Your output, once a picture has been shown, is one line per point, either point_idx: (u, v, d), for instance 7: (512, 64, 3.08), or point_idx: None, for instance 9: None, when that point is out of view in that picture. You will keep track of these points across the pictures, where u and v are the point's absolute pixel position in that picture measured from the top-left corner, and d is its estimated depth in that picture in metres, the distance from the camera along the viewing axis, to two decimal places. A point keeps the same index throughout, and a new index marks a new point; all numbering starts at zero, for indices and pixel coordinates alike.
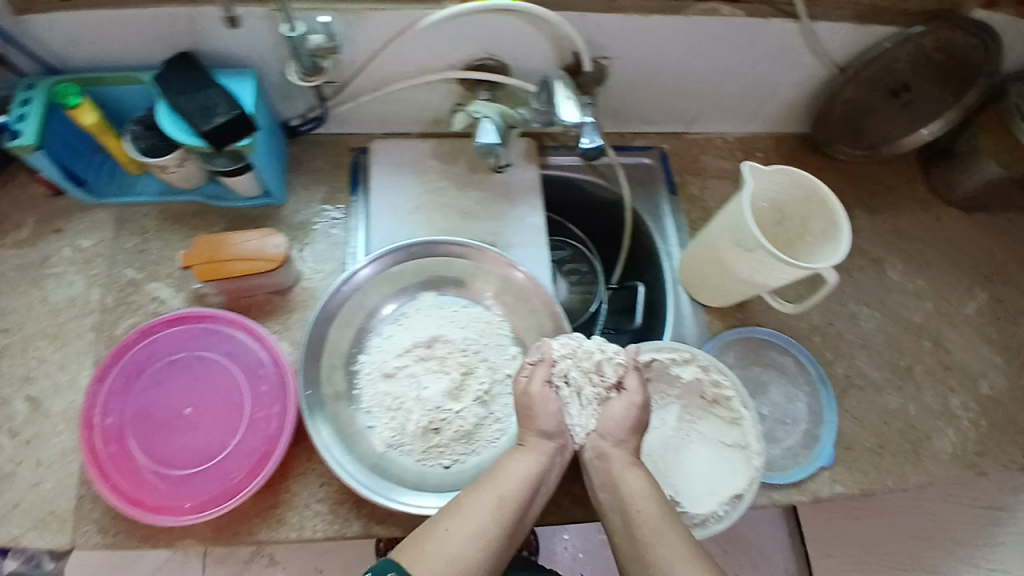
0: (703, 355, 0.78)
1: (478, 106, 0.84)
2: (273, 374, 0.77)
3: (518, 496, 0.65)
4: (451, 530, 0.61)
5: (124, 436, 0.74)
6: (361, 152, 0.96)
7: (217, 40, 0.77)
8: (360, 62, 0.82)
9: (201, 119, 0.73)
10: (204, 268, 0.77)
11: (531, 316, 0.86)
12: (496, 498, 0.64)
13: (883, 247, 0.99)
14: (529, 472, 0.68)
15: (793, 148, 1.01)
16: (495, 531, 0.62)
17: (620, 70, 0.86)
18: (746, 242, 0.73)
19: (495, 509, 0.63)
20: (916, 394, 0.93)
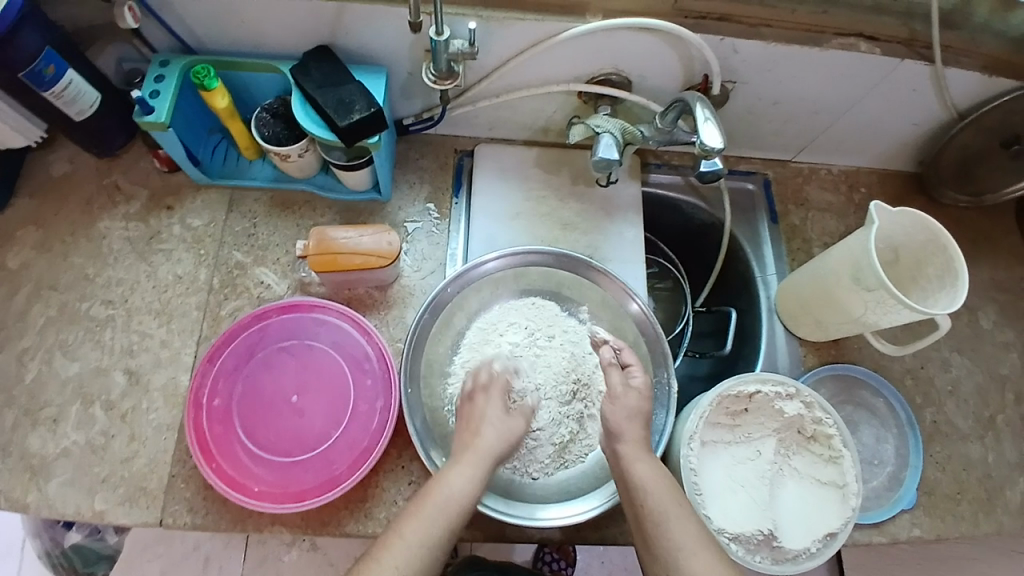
0: (808, 391, 0.76)
1: (600, 121, 0.84)
2: (378, 368, 0.76)
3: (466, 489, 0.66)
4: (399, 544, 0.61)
5: (231, 417, 0.74)
6: (466, 155, 0.96)
7: (358, 38, 0.79)
8: (489, 68, 0.83)
9: (339, 112, 0.74)
10: (320, 259, 0.78)
11: (630, 334, 0.86)
12: (441, 508, 0.64)
13: (977, 296, 0.98)
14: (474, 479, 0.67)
15: (894, 187, 1.01)
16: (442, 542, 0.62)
17: (742, 96, 0.87)
18: (866, 281, 0.73)
19: (441, 521, 0.63)
20: (1001, 446, 0.92)
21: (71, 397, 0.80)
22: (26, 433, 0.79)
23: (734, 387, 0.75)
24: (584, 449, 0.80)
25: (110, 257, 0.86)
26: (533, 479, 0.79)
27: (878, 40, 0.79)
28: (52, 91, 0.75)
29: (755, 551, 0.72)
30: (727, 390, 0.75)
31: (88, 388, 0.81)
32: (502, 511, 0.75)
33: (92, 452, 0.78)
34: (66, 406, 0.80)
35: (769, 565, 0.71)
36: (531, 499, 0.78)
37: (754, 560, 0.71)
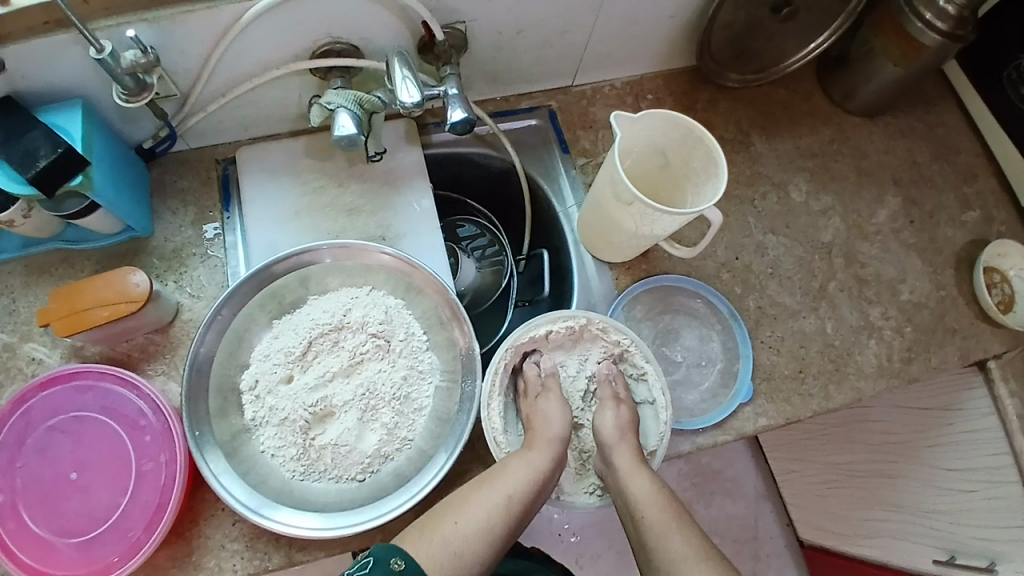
0: (599, 317, 0.75)
1: (331, 97, 0.78)
2: (156, 422, 0.72)
3: (525, 496, 0.64)
4: (460, 523, 0.60)
5: (16, 510, 0.70)
6: (228, 163, 0.90)
7: (37, 75, 0.71)
8: (195, 70, 0.76)
9: (24, 165, 0.68)
10: (64, 322, 0.72)
11: (430, 307, 0.83)
12: (505, 498, 0.63)
13: (786, 170, 0.96)
14: (534, 469, 0.65)
15: (683, 83, 0.98)
16: (501, 526, 0.62)
17: (480, 34, 0.82)
18: (624, 196, 0.70)
19: (504, 503, 0.63)
20: (834, 313, 0.91)
21: None
22: None
23: (525, 333, 0.74)
24: (406, 435, 0.77)
25: None
26: (360, 481, 0.76)
27: None
28: None
29: (571, 492, 0.73)
30: (518, 338, 0.75)
31: None
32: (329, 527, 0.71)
33: None
34: None
35: (588, 502, 0.72)
36: (355, 504, 0.74)
37: (570, 498, 0.73)
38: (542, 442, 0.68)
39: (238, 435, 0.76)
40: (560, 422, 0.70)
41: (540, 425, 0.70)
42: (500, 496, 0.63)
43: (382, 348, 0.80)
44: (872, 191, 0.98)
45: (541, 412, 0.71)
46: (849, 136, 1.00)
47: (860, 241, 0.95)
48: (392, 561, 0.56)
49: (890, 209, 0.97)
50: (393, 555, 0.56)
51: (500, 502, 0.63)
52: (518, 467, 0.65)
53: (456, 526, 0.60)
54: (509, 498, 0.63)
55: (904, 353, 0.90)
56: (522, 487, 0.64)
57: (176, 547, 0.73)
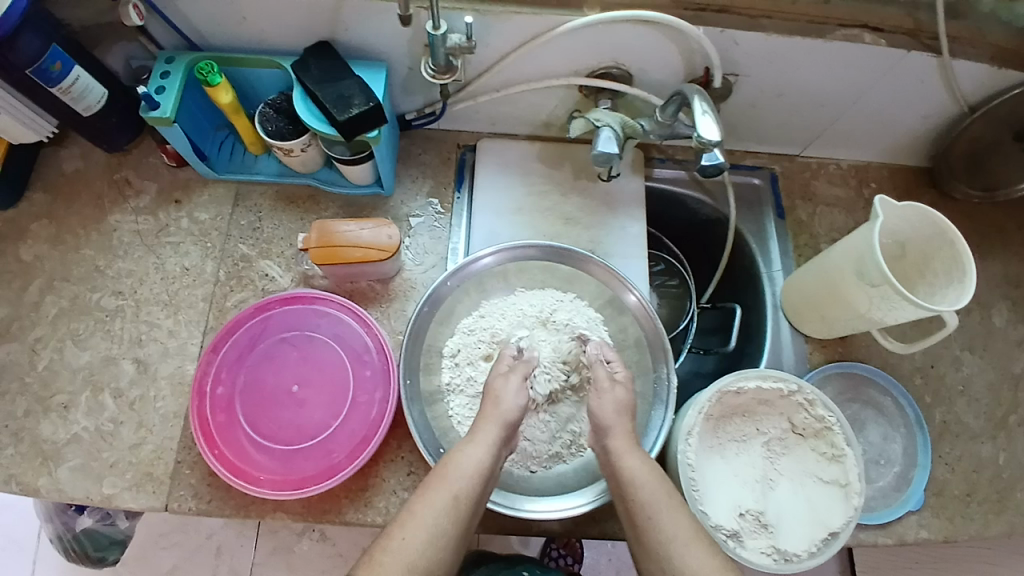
0: (810, 388, 0.76)
1: (600, 115, 0.83)
2: (378, 360, 0.77)
3: (472, 489, 0.65)
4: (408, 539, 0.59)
5: (234, 405, 0.76)
6: (468, 150, 0.97)
7: (359, 31, 0.80)
8: (489, 62, 0.83)
9: (338, 107, 0.75)
10: (320, 252, 0.79)
11: (631, 328, 0.86)
12: (452, 497, 0.63)
13: (992, 293, 0.96)
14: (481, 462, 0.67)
15: (906, 180, 0.99)
16: (451, 527, 0.62)
17: (745, 90, 0.87)
18: (869, 277, 0.72)
19: (455, 503, 0.63)
20: (1013, 447, 0.89)
21: (81, 385, 0.82)
22: (39, 420, 0.81)
23: (734, 383, 0.76)
24: (585, 441, 0.81)
25: (120, 250, 0.88)
26: (532, 472, 0.79)
27: (882, 31, 0.78)
28: (59, 88, 0.76)
29: (749, 546, 0.72)
30: (725, 386, 0.76)
31: (98, 377, 0.83)
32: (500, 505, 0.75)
33: (101, 440, 0.80)
34: (76, 395, 0.82)
35: (764, 563, 0.71)
36: (526, 490, 0.78)
37: (749, 553, 0.72)
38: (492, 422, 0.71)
39: (434, 396, 0.81)
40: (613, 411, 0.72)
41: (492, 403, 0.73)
42: (447, 494, 0.63)
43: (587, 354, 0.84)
44: None
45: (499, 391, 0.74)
46: None
47: None
48: None
49: None
50: None
51: (451, 498, 0.63)
52: (466, 458, 0.67)
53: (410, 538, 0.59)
54: (463, 493, 0.64)
55: None
56: (469, 485, 0.65)
57: (353, 481, 0.77)
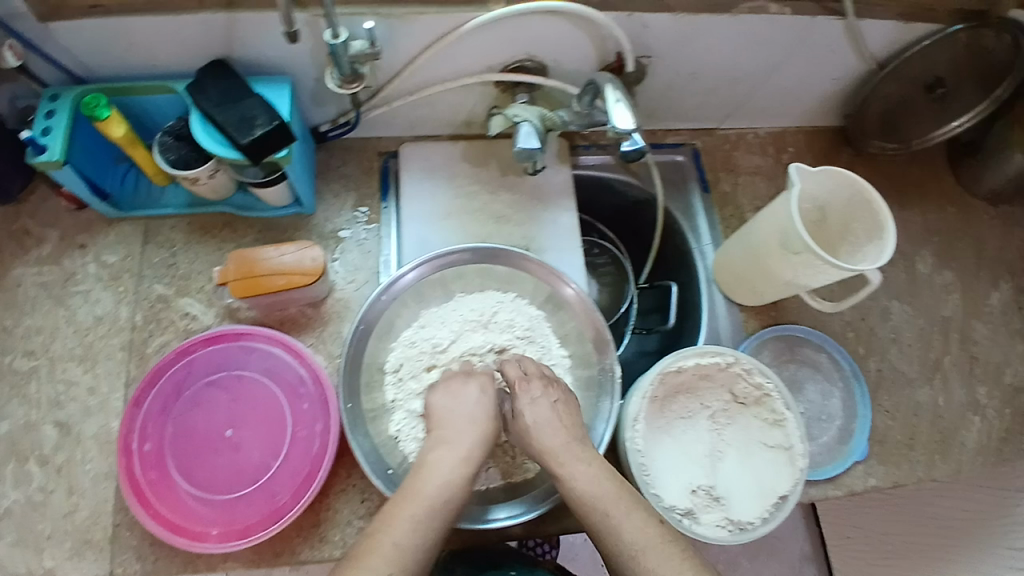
0: (746, 358, 0.78)
1: (518, 110, 0.82)
2: (314, 392, 0.75)
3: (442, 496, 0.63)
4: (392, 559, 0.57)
5: (169, 458, 0.73)
6: (390, 157, 0.93)
7: (256, 46, 0.75)
8: (398, 66, 0.79)
9: (241, 131, 0.71)
10: (240, 284, 0.75)
11: (572, 323, 0.86)
12: (425, 507, 0.62)
13: (913, 243, 0.99)
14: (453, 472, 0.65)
15: (822, 143, 1.01)
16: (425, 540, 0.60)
17: (659, 72, 0.86)
18: (796, 246, 0.73)
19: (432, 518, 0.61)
20: (945, 387, 0.93)
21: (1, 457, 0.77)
22: None
23: (673, 363, 0.77)
24: None
25: (26, 307, 0.83)
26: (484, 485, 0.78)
27: None
28: None
29: (703, 521, 0.73)
30: (666, 366, 0.77)
31: (18, 445, 0.78)
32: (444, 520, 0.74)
33: (30, 511, 0.75)
34: None
35: (720, 535, 0.72)
36: (481, 501, 0.78)
37: (704, 528, 0.73)
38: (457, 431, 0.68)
39: (377, 415, 0.79)
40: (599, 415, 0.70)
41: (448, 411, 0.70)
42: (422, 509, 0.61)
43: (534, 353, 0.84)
44: (989, 275, 1.01)
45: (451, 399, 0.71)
46: (972, 219, 1.03)
47: (975, 322, 0.98)
48: None
49: (1003, 294, 1.00)
50: None
51: (425, 511, 0.61)
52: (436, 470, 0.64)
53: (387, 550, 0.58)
54: (439, 504, 0.62)
55: (1013, 437, 0.93)
56: (453, 489, 0.64)
57: (306, 517, 0.76)
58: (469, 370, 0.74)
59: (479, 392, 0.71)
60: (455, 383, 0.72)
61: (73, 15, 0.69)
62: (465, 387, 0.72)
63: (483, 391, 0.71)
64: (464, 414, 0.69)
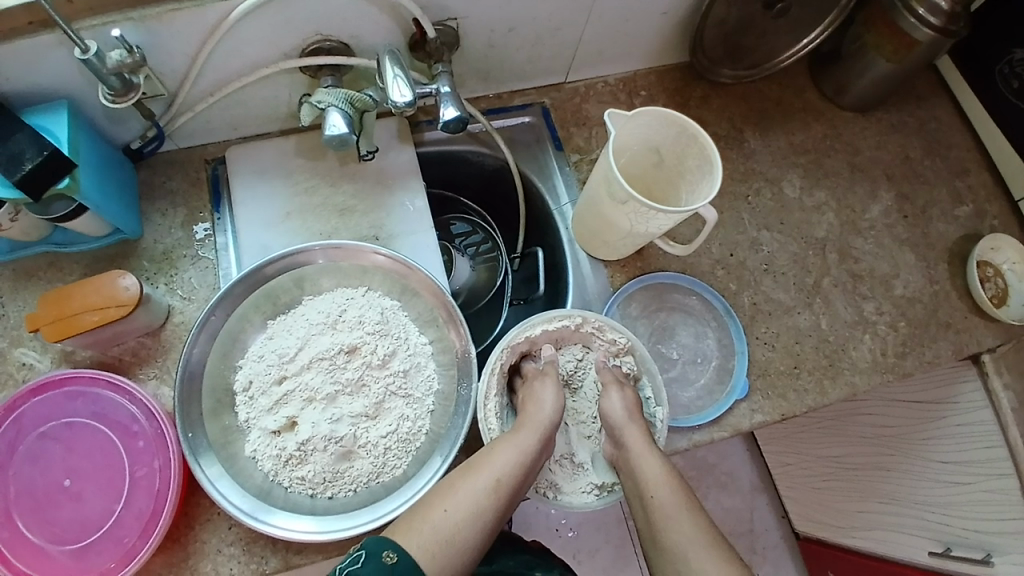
0: (594, 316, 0.74)
1: (321, 95, 0.77)
2: (150, 427, 0.72)
3: (511, 477, 0.64)
4: (449, 512, 0.60)
5: (9, 518, 0.69)
6: (218, 163, 0.89)
7: (21, 76, 0.70)
8: (183, 68, 0.75)
9: (9, 168, 0.66)
10: (54, 327, 0.71)
11: (426, 308, 0.83)
12: (493, 481, 0.63)
13: (781, 166, 0.96)
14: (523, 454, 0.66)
15: (674, 78, 0.98)
16: (492, 508, 0.62)
17: (471, 32, 0.82)
18: (618, 194, 0.70)
19: (494, 491, 0.63)
20: (828, 308, 0.91)
21: None
22: None
23: (520, 334, 0.75)
24: (404, 438, 0.76)
25: None
26: (354, 490, 0.75)
27: None
28: None
29: (568, 491, 0.72)
30: (514, 338, 0.75)
31: None
32: (310, 533, 0.71)
33: None
34: None
35: (586, 502, 0.71)
36: (349, 508, 0.74)
37: (568, 498, 0.72)
38: (528, 423, 0.68)
39: (230, 439, 0.75)
40: (553, 404, 0.70)
41: (532, 407, 0.70)
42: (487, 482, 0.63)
43: (390, 345, 0.79)
44: (865, 187, 0.98)
45: (535, 395, 0.71)
46: (842, 131, 1.00)
47: (854, 237, 0.95)
48: (383, 554, 0.57)
49: (882, 204, 0.98)
50: (383, 546, 0.58)
51: (486, 489, 0.63)
52: (505, 451, 0.65)
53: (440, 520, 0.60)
54: (500, 481, 0.63)
55: (902, 348, 0.91)
56: (512, 465, 0.64)
57: (170, 553, 0.73)
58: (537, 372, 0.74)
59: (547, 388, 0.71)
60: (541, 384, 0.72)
61: None
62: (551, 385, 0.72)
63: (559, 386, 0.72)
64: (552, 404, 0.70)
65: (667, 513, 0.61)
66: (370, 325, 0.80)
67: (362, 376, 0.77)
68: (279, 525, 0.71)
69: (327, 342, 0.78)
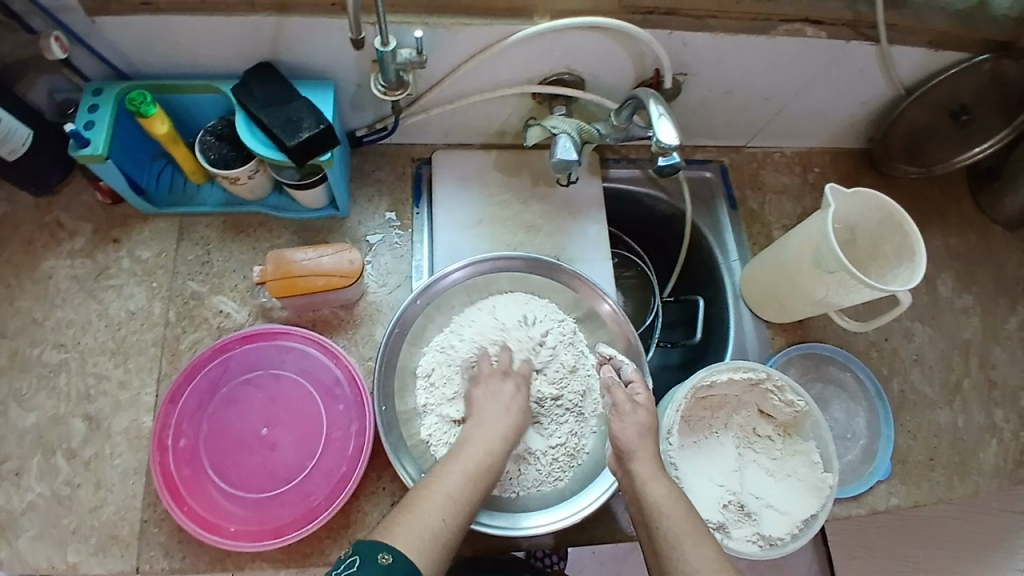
0: (779, 374, 0.77)
1: (555, 122, 0.83)
2: (349, 393, 0.75)
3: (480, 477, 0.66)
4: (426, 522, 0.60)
5: (198, 455, 0.72)
6: (422, 163, 0.94)
7: (305, 51, 0.77)
8: (440, 75, 0.81)
9: (287, 132, 0.72)
10: (279, 284, 0.76)
11: (603, 335, 0.86)
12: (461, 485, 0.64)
13: (934, 265, 1.01)
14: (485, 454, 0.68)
15: (847, 164, 1.04)
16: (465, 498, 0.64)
17: (693, 87, 0.88)
18: (826, 263, 0.75)
19: (456, 509, 0.62)
20: (965, 409, 0.94)
21: (29, 449, 0.77)
22: None
23: (706, 377, 0.77)
24: (571, 453, 0.80)
25: (58, 298, 0.83)
26: (518, 493, 0.78)
27: (823, 24, 0.81)
28: None
29: (735, 536, 0.73)
30: (700, 380, 0.77)
31: (46, 438, 0.77)
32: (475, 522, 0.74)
33: (55, 506, 0.75)
34: (24, 459, 0.76)
35: (750, 551, 0.72)
36: (512, 509, 0.77)
37: (735, 543, 0.73)
38: (487, 419, 0.72)
39: (409, 418, 0.79)
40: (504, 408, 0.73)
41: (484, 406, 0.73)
42: (457, 480, 0.65)
43: (570, 364, 0.83)
44: (1007, 299, 1.02)
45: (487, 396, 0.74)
46: (991, 244, 1.04)
47: (994, 346, 0.99)
48: (379, 556, 0.56)
49: (1020, 318, 1.01)
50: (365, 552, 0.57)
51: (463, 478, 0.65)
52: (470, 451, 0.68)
53: (430, 512, 0.61)
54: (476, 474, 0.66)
55: None
56: (478, 466, 0.67)
57: (334, 520, 0.75)
58: (505, 369, 0.78)
59: (515, 389, 0.75)
60: (494, 381, 0.76)
61: (127, 13, 0.71)
62: (502, 385, 0.76)
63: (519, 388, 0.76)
64: (500, 405, 0.73)
65: (672, 540, 0.61)
66: (555, 340, 0.83)
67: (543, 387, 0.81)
68: None
69: (512, 347, 0.81)
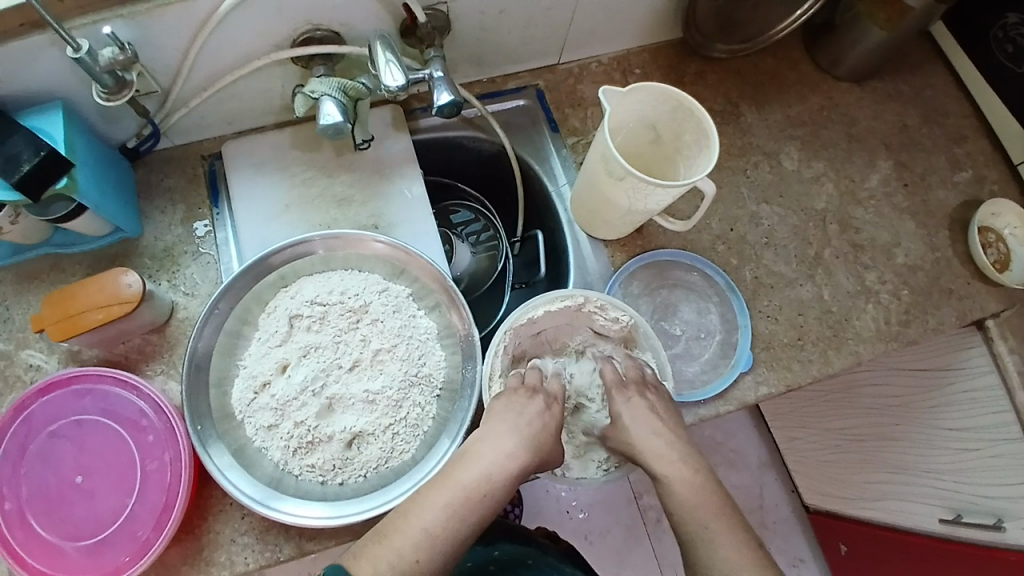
0: (596, 295, 0.75)
1: (315, 85, 0.76)
2: (159, 423, 0.73)
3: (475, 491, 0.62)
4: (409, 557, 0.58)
5: (24, 518, 0.70)
6: (215, 159, 0.89)
7: (18, 79, 0.70)
8: (175, 63, 0.75)
9: (7, 170, 0.66)
10: (58, 327, 0.72)
11: (428, 295, 0.83)
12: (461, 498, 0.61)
13: (778, 140, 0.96)
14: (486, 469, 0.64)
15: (670, 56, 0.98)
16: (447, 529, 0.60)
17: (462, 15, 0.81)
18: (615, 171, 0.70)
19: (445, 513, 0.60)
20: (829, 279, 0.91)
21: None
22: None
23: (522, 315, 0.75)
24: (414, 421, 0.77)
25: None
26: (366, 476, 0.76)
27: None
28: None
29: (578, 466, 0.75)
30: (516, 319, 0.75)
31: None
32: (315, 518, 0.72)
33: None
34: None
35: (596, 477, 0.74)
36: (360, 493, 0.75)
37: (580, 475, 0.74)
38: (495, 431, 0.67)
39: (233, 427, 0.76)
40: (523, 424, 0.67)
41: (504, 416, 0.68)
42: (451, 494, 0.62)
43: (399, 331, 0.80)
44: (863, 156, 0.97)
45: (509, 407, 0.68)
46: (837, 102, 0.99)
47: (855, 208, 0.95)
48: None
49: (881, 172, 0.97)
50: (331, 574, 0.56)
51: (460, 497, 0.61)
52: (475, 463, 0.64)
53: (417, 530, 0.59)
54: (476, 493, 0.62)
55: (906, 316, 0.90)
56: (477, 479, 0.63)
57: (186, 545, 0.73)
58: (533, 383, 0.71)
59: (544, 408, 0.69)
60: (520, 397, 0.69)
61: None
62: (528, 401, 0.69)
63: (549, 408, 0.69)
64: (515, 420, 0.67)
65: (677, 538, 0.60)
66: (378, 310, 0.80)
67: (371, 359, 0.79)
68: (279, 509, 0.72)
69: (331, 330, 0.79)
